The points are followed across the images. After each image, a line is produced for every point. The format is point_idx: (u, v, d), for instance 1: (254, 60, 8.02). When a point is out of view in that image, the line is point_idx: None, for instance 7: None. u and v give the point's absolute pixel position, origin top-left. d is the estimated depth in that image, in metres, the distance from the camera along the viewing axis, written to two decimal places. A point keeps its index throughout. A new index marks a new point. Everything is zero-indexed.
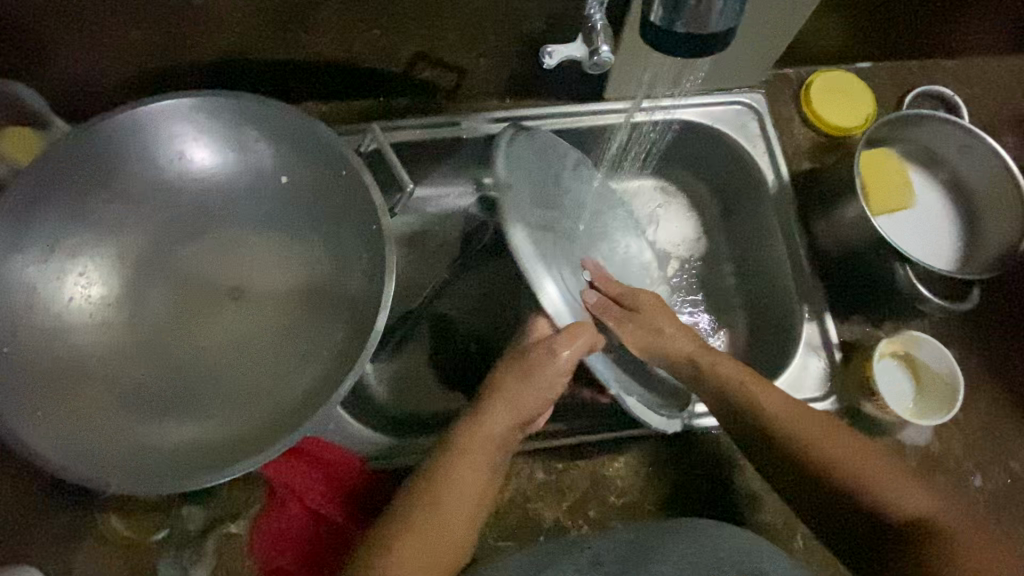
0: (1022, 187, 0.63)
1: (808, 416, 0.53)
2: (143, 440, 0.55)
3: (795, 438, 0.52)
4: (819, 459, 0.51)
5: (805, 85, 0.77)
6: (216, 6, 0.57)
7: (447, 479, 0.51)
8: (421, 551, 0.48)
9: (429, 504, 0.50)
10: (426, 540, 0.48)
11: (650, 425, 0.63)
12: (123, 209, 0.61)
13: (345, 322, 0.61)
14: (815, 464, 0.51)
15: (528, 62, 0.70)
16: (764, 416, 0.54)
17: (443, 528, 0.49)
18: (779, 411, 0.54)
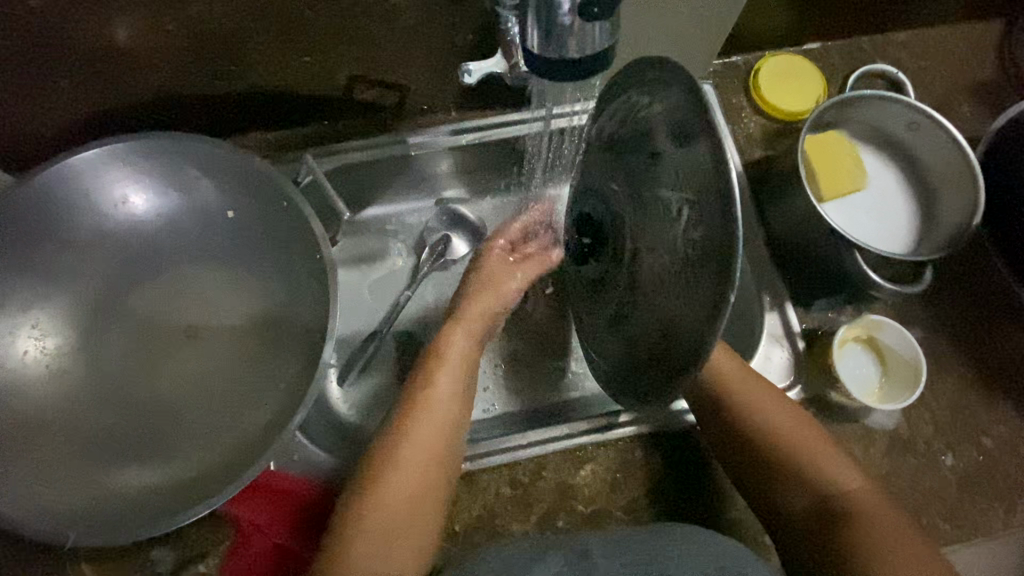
0: (972, 163, 0.62)
1: (777, 415, 0.58)
2: (106, 489, 0.55)
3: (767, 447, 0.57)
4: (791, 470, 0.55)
5: (753, 71, 0.76)
6: (141, 47, 0.56)
7: (420, 400, 0.55)
8: (413, 458, 0.52)
9: (406, 425, 0.54)
10: (408, 455, 0.52)
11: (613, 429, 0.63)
12: (72, 257, 0.61)
13: (301, 353, 0.61)
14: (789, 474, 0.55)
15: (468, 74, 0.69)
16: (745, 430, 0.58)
17: (424, 442, 0.53)
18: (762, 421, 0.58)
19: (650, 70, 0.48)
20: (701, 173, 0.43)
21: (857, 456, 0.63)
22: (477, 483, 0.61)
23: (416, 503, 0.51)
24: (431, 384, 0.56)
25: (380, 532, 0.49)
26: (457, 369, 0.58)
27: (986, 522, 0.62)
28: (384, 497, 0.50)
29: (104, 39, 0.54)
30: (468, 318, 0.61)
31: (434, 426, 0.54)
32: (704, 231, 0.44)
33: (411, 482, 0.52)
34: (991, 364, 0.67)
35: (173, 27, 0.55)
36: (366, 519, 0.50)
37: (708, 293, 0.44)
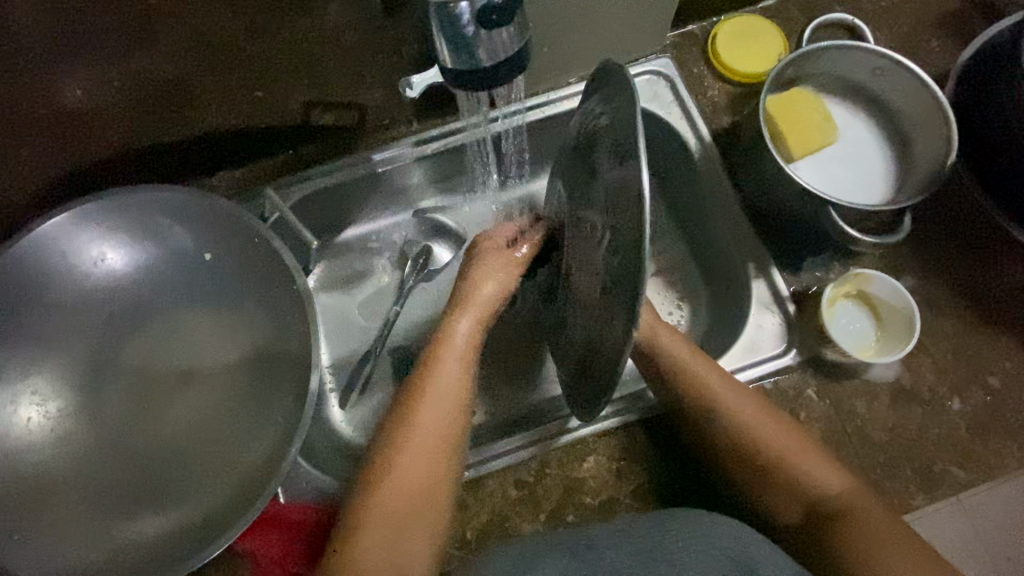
0: (941, 101, 0.60)
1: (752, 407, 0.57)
2: (122, 541, 0.57)
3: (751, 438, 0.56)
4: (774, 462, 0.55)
5: (710, 37, 0.75)
6: (95, 107, 0.57)
7: (423, 389, 0.55)
8: (418, 461, 0.52)
9: (410, 416, 0.54)
10: (414, 446, 0.53)
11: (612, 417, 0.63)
12: (60, 322, 0.62)
13: (292, 384, 0.62)
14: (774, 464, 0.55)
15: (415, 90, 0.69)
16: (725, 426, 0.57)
17: (431, 431, 0.54)
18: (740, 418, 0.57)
19: (617, 78, 0.50)
20: (626, 199, 0.46)
21: (861, 413, 0.62)
22: (483, 488, 0.61)
23: (425, 489, 0.52)
24: (435, 371, 0.56)
25: (391, 520, 0.51)
26: (462, 354, 0.57)
27: (1000, 463, 0.61)
28: (392, 487, 0.51)
29: (54, 102, 0.55)
30: (474, 300, 0.59)
31: (443, 418, 0.54)
32: (618, 255, 0.47)
33: (420, 470, 0.52)
34: (989, 302, 0.65)
35: (119, 80, 0.56)
36: (377, 510, 0.51)
37: (619, 312, 0.47)
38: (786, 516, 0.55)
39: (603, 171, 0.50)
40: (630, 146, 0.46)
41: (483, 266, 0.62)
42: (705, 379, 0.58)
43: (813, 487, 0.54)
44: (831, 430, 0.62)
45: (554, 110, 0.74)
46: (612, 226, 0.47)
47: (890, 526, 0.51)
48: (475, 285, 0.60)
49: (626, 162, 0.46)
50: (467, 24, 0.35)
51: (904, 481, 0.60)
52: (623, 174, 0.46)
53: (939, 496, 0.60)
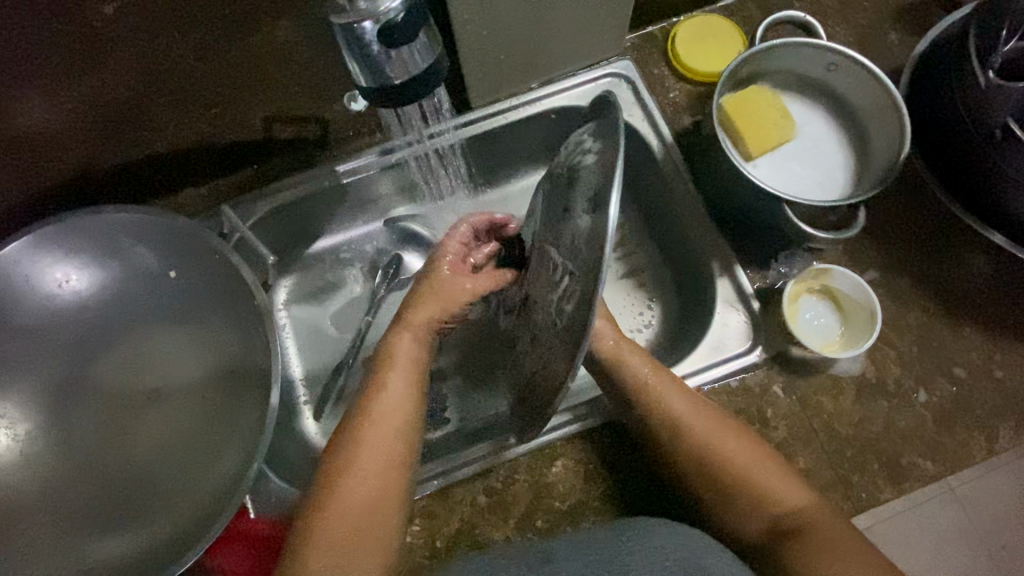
0: (893, 94, 0.61)
1: (706, 418, 0.57)
2: (89, 561, 0.57)
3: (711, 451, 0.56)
4: (734, 474, 0.55)
5: (669, 39, 0.75)
6: (48, 131, 0.57)
7: (368, 410, 0.55)
8: (366, 475, 0.52)
9: (357, 436, 0.53)
10: (361, 466, 0.52)
11: (578, 420, 0.63)
12: (25, 346, 0.62)
13: (258, 399, 0.62)
14: (734, 477, 0.55)
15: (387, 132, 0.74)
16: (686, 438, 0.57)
17: (378, 445, 0.53)
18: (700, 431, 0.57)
19: (612, 120, 0.54)
20: (590, 248, 0.50)
21: (827, 408, 0.62)
22: (452, 496, 0.61)
23: (373, 510, 0.51)
24: (381, 391, 0.56)
25: (339, 544, 0.49)
26: (407, 375, 0.58)
27: (967, 453, 0.61)
28: (339, 509, 0.50)
29: (8, 128, 0.55)
30: (416, 321, 0.60)
31: (390, 430, 0.54)
32: (575, 303, 0.52)
33: (367, 490, 0.51)
34: (953, 293, 0.65)
35: (71, 104, 0.56)
36: (324, 534, 0.49)
37: (564, 351, 0.53)
38: (745, 532, 0.55)
39: (572, 217, 0.54)
40: (603, 199, 0.50)
41: (429, 284, 0.62)
42: (663, 393, 0.59)
43: (774, 501, 0.54)
44: (797, 426, 0.62)
45: (517, 116, 0.74)
46: (574, 275, 0.52)
47: (847, 537, 0.51)
48: (418, 305, 0.61)
49: (598, 210, 0.50)
50: (376, 47, 0.37)
51: (871, 475, 0.60)
52: (592, 227, 0.50)
53: (906, 489, 0.60)
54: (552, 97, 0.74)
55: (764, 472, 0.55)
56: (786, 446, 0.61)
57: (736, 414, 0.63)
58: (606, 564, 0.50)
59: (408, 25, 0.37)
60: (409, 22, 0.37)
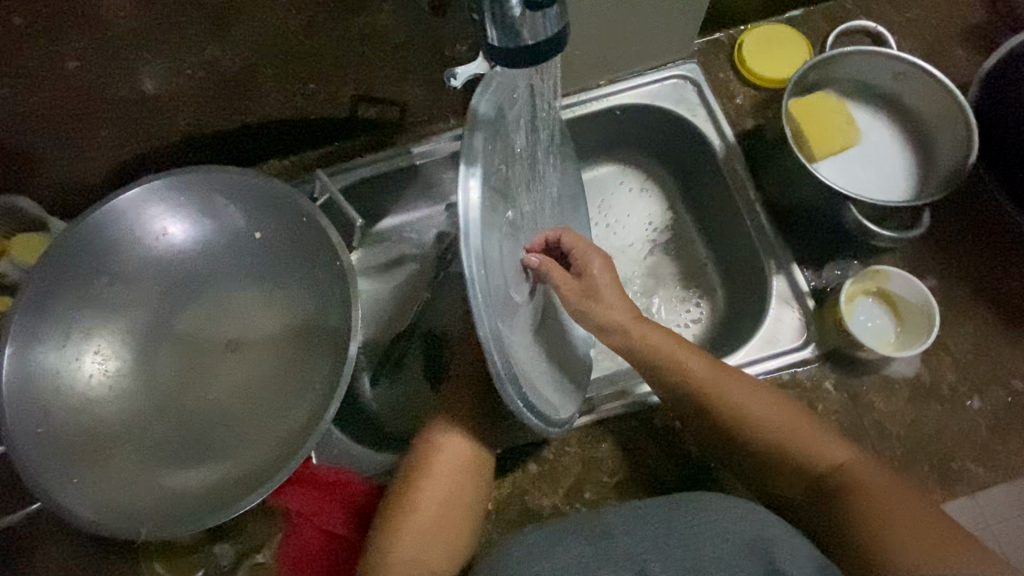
0: (962, 103, 0.62)
1: (794, 418, 0.58)
2: (168, 490, 0.61)
3: (810, 455, 0.56)
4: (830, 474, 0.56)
5: (736, 45, 0.78)
6: (167, 94, 0.63)
7: (446, 413, 0.62)
8: (442, 478, 0.58)
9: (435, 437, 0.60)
10: (439, 468, 0.58)
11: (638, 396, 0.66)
12: (122, 288, 0.67)
13: (330, 355, 0.66)
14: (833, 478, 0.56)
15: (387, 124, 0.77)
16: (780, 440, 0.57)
17: (455, 452, 0.59)
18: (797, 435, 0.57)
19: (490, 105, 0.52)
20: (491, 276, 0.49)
21: (879, 408, 0.63)
22: (505, 462, 0.64)
23: (449, 506, 0.57)
24: (456, 396, 0.63)
25: (419, 533, 0.55)
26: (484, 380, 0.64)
27: (1020, 462, 0.61)
28: (419, 504, 0.56)
29: (136, 89, 0.61)
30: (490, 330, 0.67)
31: (468, 440, 0.60)
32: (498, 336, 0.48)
33: (445, 486, 0.57)
34: (1011, 305, 0.66)
35: (192, 71, 0.62)
36: (405, 526, 0.56)
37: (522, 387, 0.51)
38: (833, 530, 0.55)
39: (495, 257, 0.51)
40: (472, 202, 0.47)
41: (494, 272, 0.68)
42: (722, 392, 0.59)
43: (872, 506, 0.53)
44: (848, 422, 0.63)
45: (584, 111, 0.78)
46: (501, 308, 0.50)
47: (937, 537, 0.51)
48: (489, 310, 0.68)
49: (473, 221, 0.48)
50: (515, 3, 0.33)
51: (921, 476, 0.61)
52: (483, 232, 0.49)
53: (957, 492, 0.60)
54: (620, 95, 0.78)
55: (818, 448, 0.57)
56: None
57: None
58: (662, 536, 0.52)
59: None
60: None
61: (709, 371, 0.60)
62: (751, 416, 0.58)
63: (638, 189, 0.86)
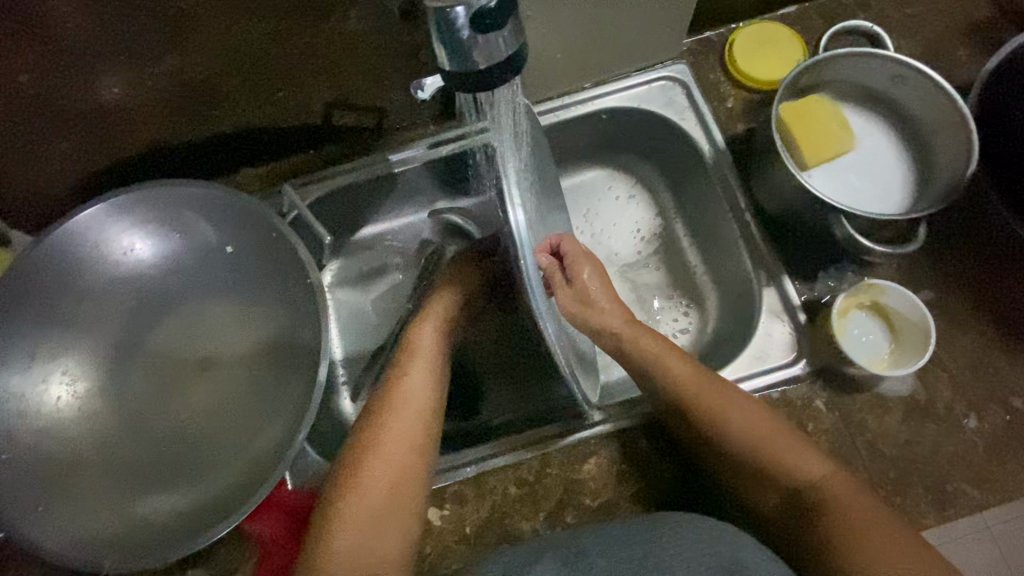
0: (962, 109, 0.59)
1: (781, 435, 0.56)
2: (137, 517, 0.60)
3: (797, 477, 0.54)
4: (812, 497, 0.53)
5: (727, 45, 0.75)
6: (127, 104, 0.60)
7: (394, 393, 0.60)
8: (388, 462, 0.56)
9: (379, 421, 0.58)
10: (385, 452, 0.56)
11: (626, 415, 0.64)
12: (90, 307, 0.65)
13: (304, 375, 0.64)
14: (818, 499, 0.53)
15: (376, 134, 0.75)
16: (775, 458, 0.55)
17: (401, 435, 0.57)
18: (787, 454, 0.55)
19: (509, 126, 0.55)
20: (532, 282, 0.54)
21: (871, 427, 0.61)
22: (484, 484, 0.62)
23: (394, 490, 0.55)
24: (405, 377, 0.61)
25: (362, 520, 0.53)
26: (428, 363, 0.63)
27: (1018, 485, 0.59)
28: (363, 489, 0.55)
29: (92, 99, 0.58)
30: (431, 316, 0.66)
31: (411, 422, 0.58)
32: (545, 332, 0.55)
33: (392, 471, 0.56)
34: (1011, 319, 0.63)
35: (153, 80, 0.59)
36: (346, 514, 0.53)
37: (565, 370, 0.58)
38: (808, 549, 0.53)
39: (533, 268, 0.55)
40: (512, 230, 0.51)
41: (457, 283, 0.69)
42: (718, 404, 0.58)
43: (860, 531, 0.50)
44: (839, 441, 0.60)
45: (569, 115, 0.75)
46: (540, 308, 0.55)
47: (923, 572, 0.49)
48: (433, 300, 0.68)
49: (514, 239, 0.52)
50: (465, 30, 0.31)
51: (914, 499, 0.58)
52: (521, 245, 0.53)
53: (951, 516, 0.58)
54: (606, 99, 0.74)
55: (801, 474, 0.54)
56: None
57: None
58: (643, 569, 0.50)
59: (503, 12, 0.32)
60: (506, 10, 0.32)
61: (697, 377, 0.59)
62: (741, 434, 0.57)
63: (626, 196, 0.83)
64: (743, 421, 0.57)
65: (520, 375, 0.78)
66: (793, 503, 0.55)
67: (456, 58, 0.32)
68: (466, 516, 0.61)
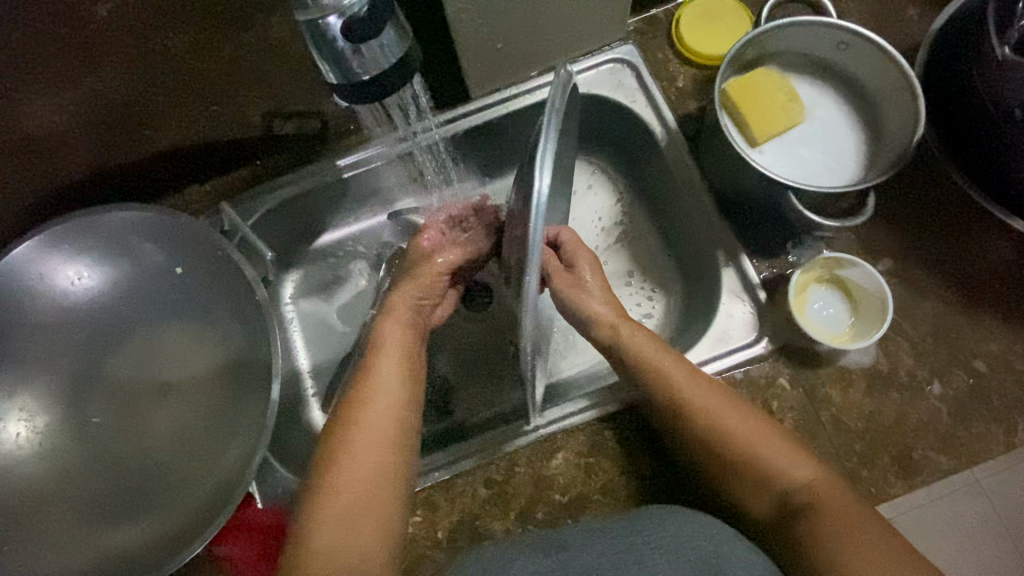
0: (906, 73, 0.58)
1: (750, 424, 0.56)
2: (105, 549, 0.60)
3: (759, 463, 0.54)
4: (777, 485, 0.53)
5: (674, 21, 0.73)
6: (53, 134, 0.59)
7: (365, 389, 0.58)
8: (363, 458, 0.54)
9: (349, 421, 0.56)
10: (359, 448, 0.55)
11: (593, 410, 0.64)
12: (40, 342, 0.64)
13: (263, 392, 0.63)
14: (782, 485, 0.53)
15: (324, 140, 0.73)
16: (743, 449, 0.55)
17: (374, 431, 0.56)
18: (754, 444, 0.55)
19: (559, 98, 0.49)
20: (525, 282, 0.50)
21: (836, 401, 0.61)
22: (452, 488, 0.62)
23: (373, 488, 0.54)
24: (371, 372, 0.59)
25: (340, 523, 0.52)
26: (396, 357, 0.60)
27: (983, 447, 0.59)
28: (339, 486, 0.53)
29: (16, 130, 0.56)
30: (394, 309, 0.63)
31: (384, 416, 0.57)
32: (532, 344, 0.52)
33: (368, 466, 0.54)
34: (969, 281, 0.63)
35: (74, 106, 0.57)
36: (324, 514, 0.52)
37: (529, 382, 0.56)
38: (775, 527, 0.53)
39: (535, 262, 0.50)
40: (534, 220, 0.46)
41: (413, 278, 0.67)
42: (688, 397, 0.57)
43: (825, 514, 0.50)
44: (804, 419, 0.60)
45: (518, 105, 0.73)
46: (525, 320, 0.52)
47: None
48: (399, 290, 0.65)
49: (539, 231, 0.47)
50: (342, 42, 0.36)
51: (881, 470, 0.58)
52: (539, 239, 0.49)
53: (919, 484, 0.58)
54: None
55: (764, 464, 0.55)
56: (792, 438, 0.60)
57: None
58: (610, 563, 0.50)
59: (373, 24, 0.36)
60: (376, 21, 0.36)
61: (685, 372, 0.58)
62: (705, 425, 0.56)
63: (585, 185, 0.81)
64: (723, 414, 0.56)
65: (491, 372, 0.77)
66: (760, 489, 0.54)
67: (340, 69, 0.37)
68: (437, 521, 0.61)
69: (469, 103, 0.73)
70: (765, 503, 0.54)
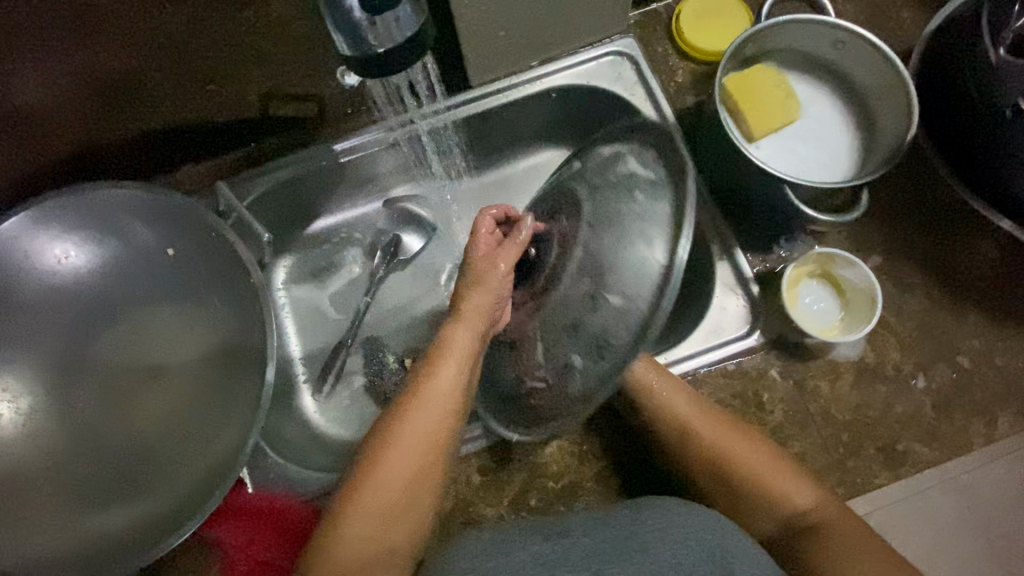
0: (900, 72, 0.59)
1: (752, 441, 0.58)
2: (91, 533, 0.59)
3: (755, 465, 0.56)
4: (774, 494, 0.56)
5: (673, 16, 0.73)
6: (44, 107, 0.57)
7: (421, 390, 0.55)
8: (405, 459, 0.53)
9: (399, 420, 0.55)
10: (404, 448, 0.54)
11: None
12: (23, 322, 0.62)
13: (256, 377, 0.62)
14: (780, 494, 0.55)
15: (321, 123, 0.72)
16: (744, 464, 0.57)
17: (422, 432, 0.54)
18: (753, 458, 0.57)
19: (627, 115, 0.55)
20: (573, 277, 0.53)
21: (824, 393, 0.62)
22: None
23: (409, 488, 0.53)
24: (433, 374, 0.56)
25: (369, 521, 0.52)
26: (460, 361, 0.57)
27: (963, 438, 0.61)
28: (377, 483, 0.53)
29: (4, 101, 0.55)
30: (471, 308, 0.57)
31: (434, 421, 0.55)
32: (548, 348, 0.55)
33: (409, 466, 0.53)
34: (955, 279, 0.65)
35: (66, 79, 0.55)
36: (357, 508, 0.52)
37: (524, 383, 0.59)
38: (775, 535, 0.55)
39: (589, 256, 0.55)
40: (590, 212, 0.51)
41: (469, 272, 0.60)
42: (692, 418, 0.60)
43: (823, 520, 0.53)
44: (793, 410, 0.61)
45: (519, 94, 0.73)
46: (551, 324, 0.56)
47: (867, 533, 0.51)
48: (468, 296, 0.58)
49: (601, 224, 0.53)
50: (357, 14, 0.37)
51: (866, 460, 0.60)
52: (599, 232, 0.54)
53: (902, 473, 0.60)
54: (558, 76, 0.73)
55: (762, 463, 0.57)
56: (780, 428, 0.61)
57: (732, 397, 0.62)
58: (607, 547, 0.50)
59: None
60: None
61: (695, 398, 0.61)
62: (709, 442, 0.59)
63: None
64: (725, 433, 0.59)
65: None
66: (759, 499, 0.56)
67: (354, 42, 0.37)
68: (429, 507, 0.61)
69: (469, 91, 0.72)
70: (766, 512, 0.56)
